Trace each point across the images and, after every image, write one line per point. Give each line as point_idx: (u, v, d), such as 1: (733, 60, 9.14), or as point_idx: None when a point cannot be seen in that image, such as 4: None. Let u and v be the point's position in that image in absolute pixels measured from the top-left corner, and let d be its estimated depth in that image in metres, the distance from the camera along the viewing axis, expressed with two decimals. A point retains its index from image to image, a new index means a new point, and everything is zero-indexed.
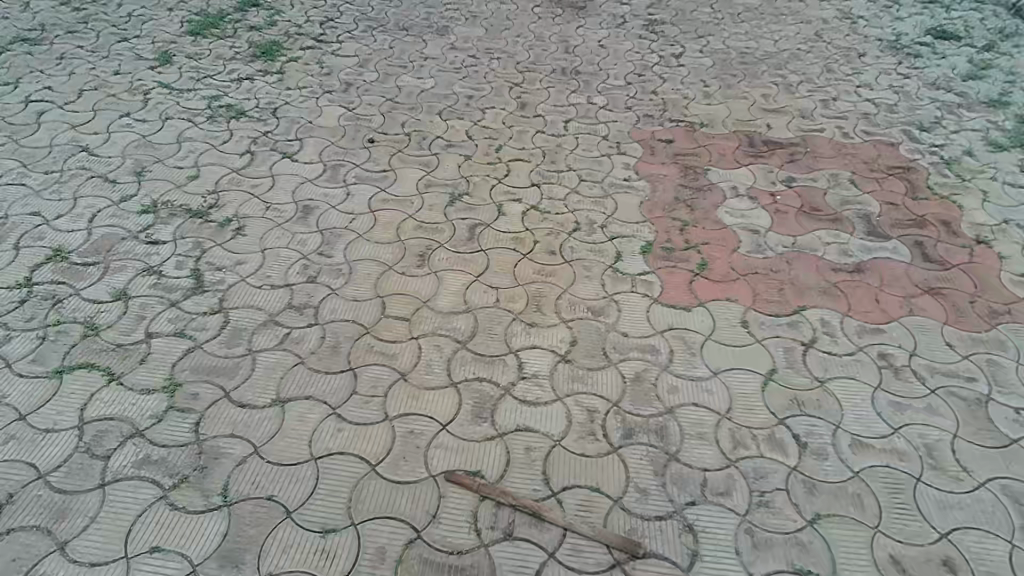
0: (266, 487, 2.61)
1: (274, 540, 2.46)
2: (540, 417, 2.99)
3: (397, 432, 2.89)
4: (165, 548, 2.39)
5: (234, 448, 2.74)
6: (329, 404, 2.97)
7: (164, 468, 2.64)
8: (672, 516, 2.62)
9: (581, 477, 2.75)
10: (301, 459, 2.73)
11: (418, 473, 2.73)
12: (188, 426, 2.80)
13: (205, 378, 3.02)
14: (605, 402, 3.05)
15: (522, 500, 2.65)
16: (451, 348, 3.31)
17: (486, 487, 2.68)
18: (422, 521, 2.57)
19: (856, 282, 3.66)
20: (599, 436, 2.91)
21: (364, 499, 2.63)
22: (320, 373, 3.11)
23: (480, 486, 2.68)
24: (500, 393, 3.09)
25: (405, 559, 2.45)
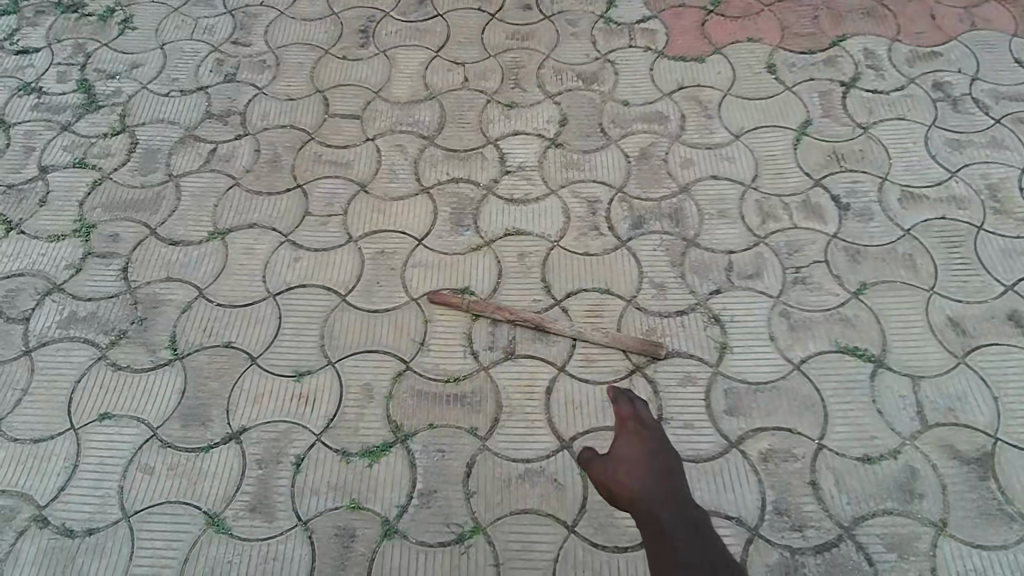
0: (220, 334, 2.28)
1: (241, 393, 2.15)
2: (532, 216, 2.53)
3: (365, 253, 2.47)
4: (115, 415, 2.10)
5: (175, 294, 2.38)
6: (278, 231, 2.53)
7: (95, 325, 2.30)
8: (695, 310, 2.25)
9: (587, 280, 2.36)
10: (255, 298, 2.37)
11: (395, 298, 2.36)
12: (114, 273, 2.43)
13: (121, 215, 2.57)
14: (608, 190, 2.55)
15: (521, 313, 2.27)
16: (416, 146, 2.74)
17: (477, 305, 2.30)
18: (410, 351, 2.24)
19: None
20: (604, 230, 2.46)
21: (339, 335, 2.28)
22: (262, 195, 2.64)
23: (471, 305, 2.30)
24: (482, 195, 2.60)
25: (397, 393, 2.14)
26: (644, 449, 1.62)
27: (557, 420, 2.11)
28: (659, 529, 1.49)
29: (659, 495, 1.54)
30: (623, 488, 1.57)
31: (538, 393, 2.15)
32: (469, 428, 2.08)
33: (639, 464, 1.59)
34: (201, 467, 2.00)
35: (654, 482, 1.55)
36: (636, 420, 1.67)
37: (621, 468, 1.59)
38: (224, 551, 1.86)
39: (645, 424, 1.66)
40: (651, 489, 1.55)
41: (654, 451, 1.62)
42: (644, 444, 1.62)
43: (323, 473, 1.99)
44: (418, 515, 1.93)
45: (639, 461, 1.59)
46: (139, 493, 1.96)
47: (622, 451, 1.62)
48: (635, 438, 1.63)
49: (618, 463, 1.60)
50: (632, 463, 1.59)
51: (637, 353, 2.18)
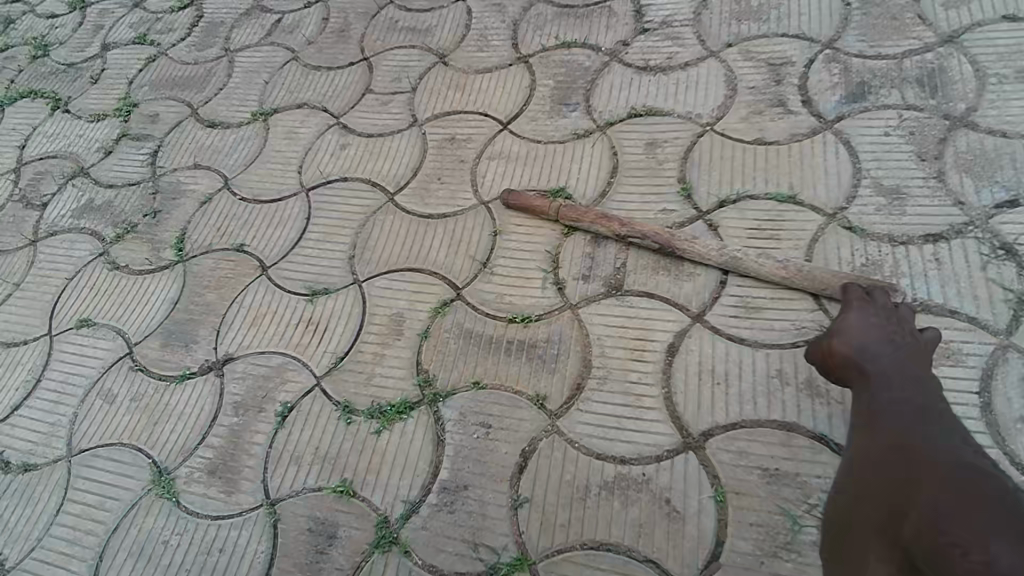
0: (234, 234, 1.72)
1: (239, 311, 1.57)
2: (676, 89, 1.65)
3: (430, 140, 1.76)
4: (96, 323, 1.64)
5: (198, 184, 1.88)
6: (329, 113, 1.92)
7: (107, 215, 1.87)
8: (964, 233, 1.29)
9: (757, 183, 1.45)
10: (285, 192, 1.78)
11: (458, 200, 1.62)
12: (143, 158, 1.99)
13: (166, 94, 2.14)
14: (806, 44, 1.63)
15: (638, 225, 1.42)
16: (520, 4, 1.97)
17: (571, 212, 1.48)
18: (467, 273, 1.50)
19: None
20: (794, 107, 1.54)
21: (375, 244, 1.60)
22: (320, 71, 2.04)
23: (561, 211, 1.49)
24: (603, 63, 1.76)
25: (437, 331, 1.42)
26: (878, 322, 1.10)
27: (682, 401, 1.25)
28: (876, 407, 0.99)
29: (891, 369, 1.02)
30: (838, 359, 1.09)
31: (656, 353, 1.31)
32: (534, 395, 1.30)
33: (867, 334, 1.08)
34: (168, 403, 1.46)
35: (880, 356, 1.04)
36: (869, 293, 1.16)
37: (836, 337, 1.10)
38: (164, 527, 1.30)
39: (883, 296, 1.14)
40: (879, 363, 1.04)
41: (893, 326, 1.09)
42: (876, 316, 1.10)
43: (312, 434, 1.34)
44: (433, 521, 1.21)
45: (867, 331, 1.08)
46: (91, 428, 1.46)
47: (843, 320, 1.12)
48: (863, 308, 1.13)
49: (832, 332, 1.12)
50: (855, 332, 1.09)
51: (838, 301, 1.27)
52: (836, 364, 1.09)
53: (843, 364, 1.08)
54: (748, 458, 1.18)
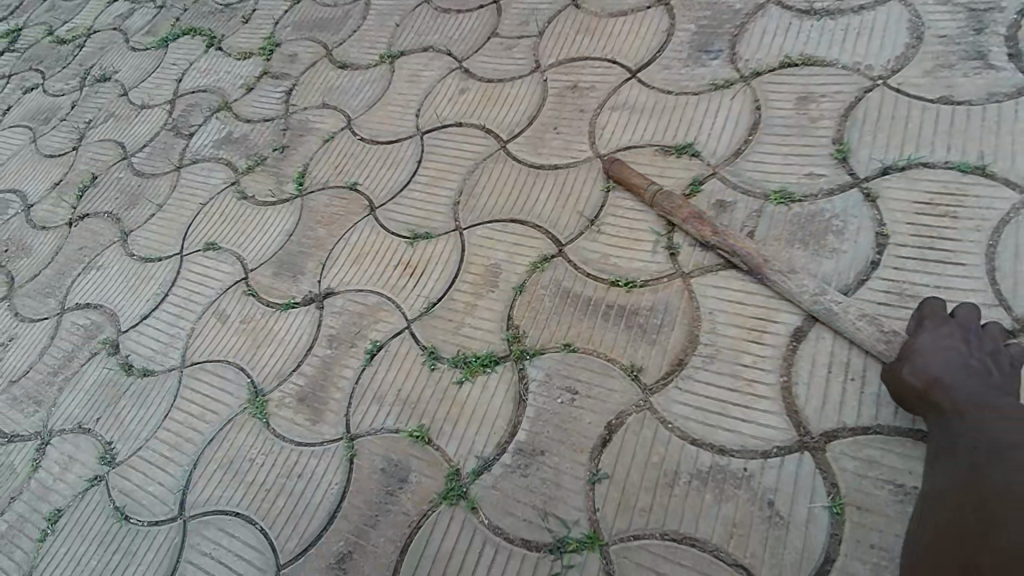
0: (350, 173, 1.74)
1: (344, 247, 1.59)
2: (841, 37, 1.41)
3: (551, 87, 1.65)
4: (220, 247, 1.73)
5: (323, 122, 1.92)
6: (453, 56, 1.87)
7: (242, 147, 1.97)
8: None
9: (934, 151, 1.21)
10: (402, 134, 1.76)
11: (573, 151, 1.51)
12: (279, 95, 2.06)
13: (307, 35, 2.20)
14: None
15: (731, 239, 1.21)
16: None
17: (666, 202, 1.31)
18: (573, 229, 1.39)
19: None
20: (997, 61, 1.26)
21: (481, 191, 1.54)
22: (450, 14, 1.99)
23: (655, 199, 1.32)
24: (756, 6, 1.55)
25: (533, 288, 1.33)
26: (952, 338, 0.98)
27: (803, 394, 1.07)
28: (962, 441, 0.89)
29: (981, 399, 0.92)
30: (917, 391, 0.96)
31: (778, 337, 1.13)
32: (630, 366, 1.18)
33: (943, 360, 0.96)
34: (272, 329, 1.51)
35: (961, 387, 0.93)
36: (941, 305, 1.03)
37: (911, 363, 0.98)
38: (252, 445, 1.34)
39: (967, 315, 1.00)
40: (965, 388, 0.93)
41: (967, 343, 0.97)
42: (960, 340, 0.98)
43: (396, 376, 1.32)
44: (504, 482, 1.14)
45: (948, 360, 0.96)
46: (203, 343, 1.55)
47: (919, 345, 1.00)
48: (936, 324, 1.00)
49: (904, 357, 1.00)
50: (942, 362, 0.96)
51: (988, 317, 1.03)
52: (907, 395, 0.98)
53: (915, 397, 0.97)
54: (878, 470, 0.99)
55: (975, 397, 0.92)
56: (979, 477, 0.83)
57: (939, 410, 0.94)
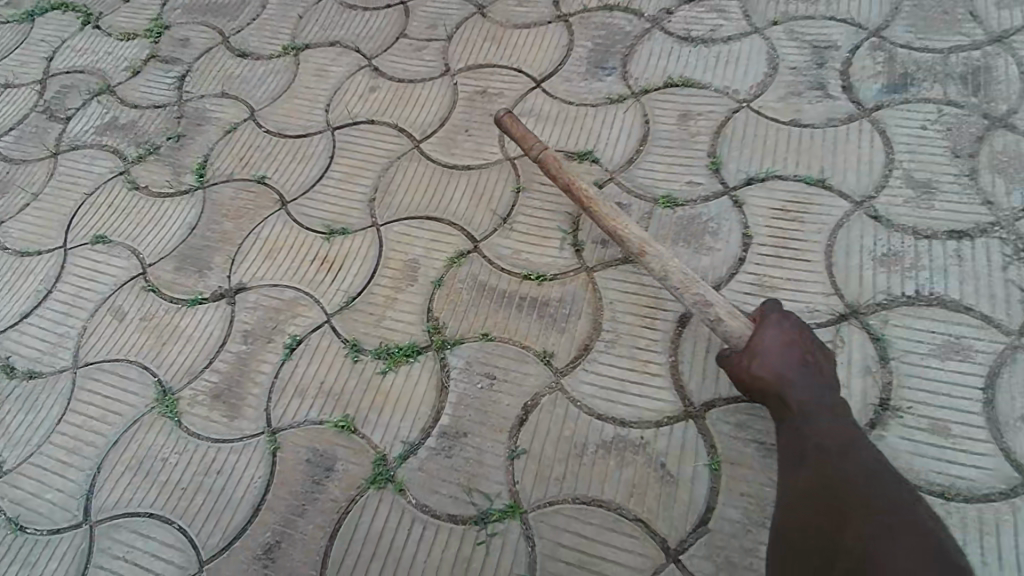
0: (257, 166, 1.72)
1: (256, 241, 1.58)
2: (714, 62, 1.62)
3: (461, 91, 1.75)
4: (110, 240, 1.64)
5: (222, 112, 1.87)
6: (361, 53, 1.90)
7: (129, 134, 1.87)
8: (988, 232, 1.28)
9: (788, 165, 1.43)
10: (311, 129, 1.77)
11: (484, 153, 1.61)
12: (170, 81, 1.97)
13: (199, 19, 2.11)
14: (853, 30, 1.57)
15: (603, 209, 1.28)
16: None
17: (551, 159, 1.38)
18: (486, 226, 1.49)
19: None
20: (834, 92, 1.50)
21: (397, 188, 1.60)
22: (356, 10, 2.01)
23: (543, 154, 1.39)
24: (644, 29, 1.73)
25: (451, 282, 1.42)
26: (791, 334, 1.13)
27: (688, 371, 1.25)
28: (806, 435, 1.05)
29: (812, 393, 1.08)
30: (763, 383, 1.11)
31: (667, 324, 1.31)
32: (542, 352, 1.31)
33: (782, 354, 1.11)
34: (177, 325, 1.47)
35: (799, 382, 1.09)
36: (779, 305, 1.17)
37: (758, 359, 1.11)
38: (164, 444, 1.32)
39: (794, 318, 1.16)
40: (802, 380, 1.09)
41: (803, 340, 1.13)
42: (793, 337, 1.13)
43: (317, 369, 1.36)
44: (430, 464, 1.23)
45: (786, 356, 1.11)
46: (98, 341, 1.47)
47: (762, 339, 1.12)
48: (778, 319, 1.14)
49: (751, 349, 1.12)
50: (781, 359, 1.10)
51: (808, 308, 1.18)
52: (755, 384, 1.11)
53: (763, 387, 1.11)
54: (747, 432, 1.18)
55: (808, 391, 1.08)
56: (827, 474, 0.98)
57: (781, 400, 1.09)
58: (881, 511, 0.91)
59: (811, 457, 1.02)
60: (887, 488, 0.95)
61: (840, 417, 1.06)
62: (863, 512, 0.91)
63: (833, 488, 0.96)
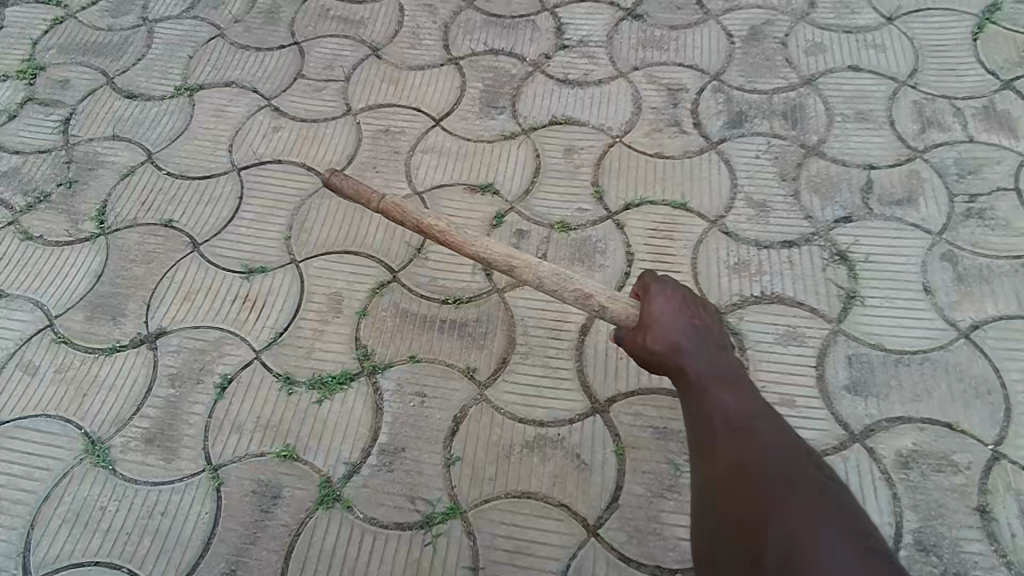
0: (162, 210, 1.73)
1: (172, 285, 1.60)
2: (590, 102, 1.87)
3: (365, 130, 1.87)
4: (9, 295, 1.61)
5: (116, 155, 1.85)
6: (260, 93, 1.95)
7: (15, 183, 1.81)
8: (811, 241, 1.54)
9: (657, 191, 1.69)
10: (216, 171, 1.80)
11: (394, 190, 1.76)
12: (55, 125, 1.93)
13: (80, 60, 2.07)
14: (698, 75, 1.86)
15: (456, 237, 1.30)
16: (450, 8, 2.10)
17: (391, 206, 1.36)
18: (403, 257, 1.63)
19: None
20: (687, 128, 1.78)
21: (313, 225, 1.69)
22: (249, 51, 2.06)
23: (387, 206, 1.36)
24: (527, 72, 1.95)
25: (375, 311, 1.55)
26: (677, 300, 1.20)
27: (592, 373, 1.46)
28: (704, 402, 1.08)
29: (707, 364, 1.13)
30: (658, 353, 1.16)
31: (570, 333, 1.51)
32: (465, 368, 1.47)
33: (672, 322, 1.17)
34: (97, 375, 1.47)
35: (693, 348, 1.15)
36: (664, 278, 1.24)
37: (651, 332, 1.17)
38: (101, 493, 1.33)
39: (682, 291, 1.22)
40: (695, 349, 1.15)
41: (690, 306, 1.20)
42: (681, 309, 1.19)
43: (252, 404, 1.43)
44: (374, 479, 1.35)
45: (677, 327, 1.17)
46: (12, 399, 1.45)
47: (652, 314, 1.19)
48: (662, 289, 1.21)
49: (646, 325, 1.18)
50: (671, 330, 1.16)
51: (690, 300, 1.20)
52: (652, 356, 1.17)
53: (660, 357, 1.17)
54: (643, 419, 1.41)
55: (703, 362, 1.13)
56: (726, 442, 1.00)
57: (677, 369, 1.14)
58: (774, 469, 0.93)
59: (713, 424, 1.04)
60: (784, 447, 0.98)
61: (740, 388, 1.10)
62: (766, 481, 0.92)
63: (732, 457, 0.98)
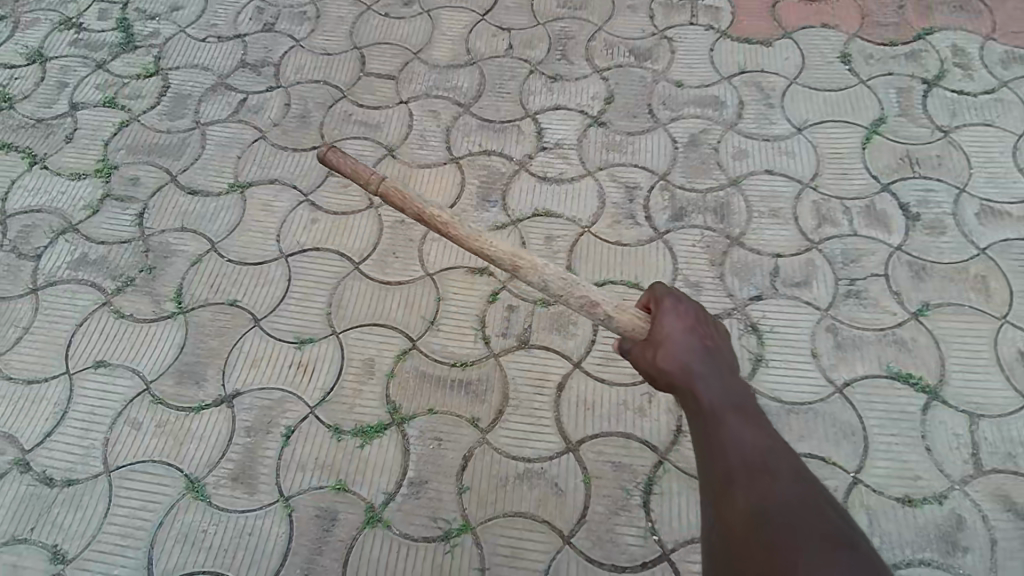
0: (227, 292, 2.18)
1: (240, 354, 2.06)
2: (564, 197, 2.35)
3: (385, 220, 2.32)
4: (111, 364, 2.05)
5: (186, 244, 2.30)
6: (299, 189, 2.41)
7: (103, 269, 2.25)
8: (731, 315, 2.03)
9: (616, 272, 2.18)
10: (267, 258, 2.26)
11: (410, 271, 2.20)
12: (131, 218, 2.36)
13: (145, 160, 2.50)
14: (649, 175, 2.35)
15: (461, 231, 1.55)
16: (450, 113, 2.57)
17: (391, 190, 1.60)
18: (420, 328, 2.10)
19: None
20: (640, 220, 2.27)
21: (348, 303, 2.15)
22: (287, 151, 2.51)
23: (386, 190, 1.60)
24: (514, 170, 2.42)
25: (400, 373, 2.01)
26: (687, 321, 1.35)
27: (567, 420, 1.94)
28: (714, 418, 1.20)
29: (714, 382, 1.25)
30: (669, 370, 1.29)
31: (550, 388, 1.99)
32: (471, 417, 1.94)
33: (682, 339, 1.32)
34: (189, 429, 1.92)
35: (702, 368, 1.27)
36: (675, 293, 1.40)
37: (664, 350, 1.32)
38: (201, 519, 1.79)
39: (693, 312, 1.37)
40: (704, 368, 1.26)
41: (702, 328, 1.34)
42: (693, 330, 1.33)
43: (311, 449, 1.88)
44: (406, 504, 1.82)
45: (687, 347, 1.30)
46: (124, 448, 1.90)
47: (664, 332, 1.34)
48: (675, 306, 1.36)
49: (659, 343, 1.33)
50: (682, 349, 1.30)
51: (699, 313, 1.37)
52: (664, 374, 1.31)
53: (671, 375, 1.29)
54: (603, 455, 1.89)
55: (711, 380, 1.25)
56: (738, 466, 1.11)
57: (688, 391, 1.25)
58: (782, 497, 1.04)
59: (724, 448, 1.15)
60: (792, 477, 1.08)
61: (750, 414, 1.20)
62: (775, 508, 1.02)
63: (743, 480, 1.08)
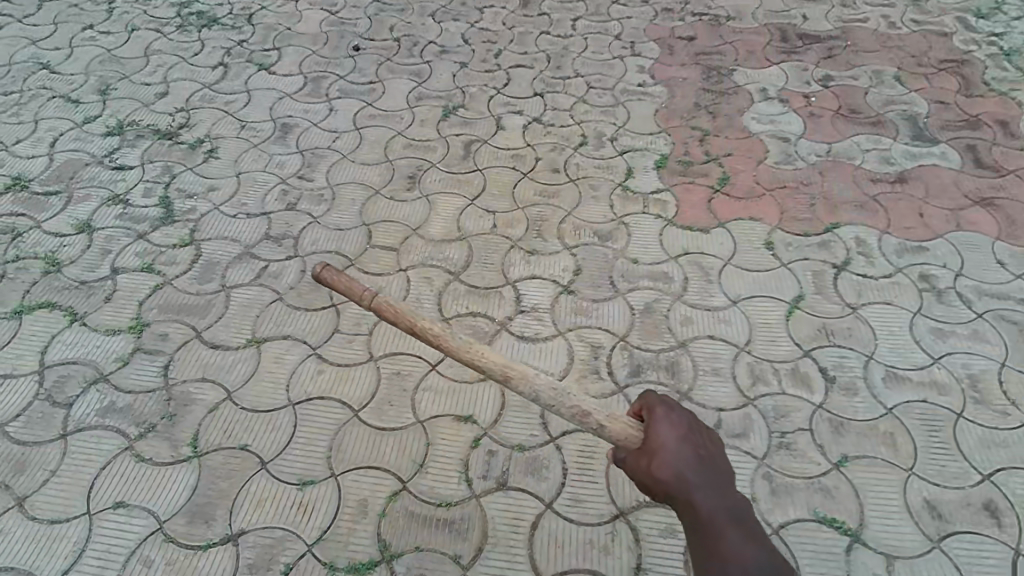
0: (239, 437, 2.46)
1: (247, 494, 2.30)
2: (539, 354, 2.74)
3: (383, 370, 2.67)
4: (129, 505, 2.27)
5: (204, 393, 2.60)
6: (308, 343, 2.78)
7: (128, 416, 2.53)
8: None
9: None
10: (277, 406, 2.56)
11: (403, 417, 2.52)
12: (157, 369, 2.68)
13: (174, 318, 2.88)
14: (610, 337, 2.77)
15: (455, 343, 1.81)
16: (442, 280, 3.02)
17: (383, 305, 1.87)
18: (410, 471, 2.36)
19: (852, 144, 3.50)
20: (603, 376, 2.64)
21: (347, 447, 2.43)
22: (300, 311, 2.91)
23: (376, 304, 1.87)
24: (495, 330, 2.83)
25: (390, 513, 2.25)
26: (679, 429, 1.57)
27: (539, 557, 2.17)
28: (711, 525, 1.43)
29: (707, 489, 1.48)
30: (665, 480, 1.51)
31: (524, 527, 2.23)
32: (453, 554, 2.17)
33: (676, 449, 1.54)
34: (196, 567, 2.13)
35: (696, 476, 1.49)
36: (666, 402, 1.63)
37: (661, 462, 1.53)
38: None
39: (682, 420, 1.59)
40: (697, 476, 1.49)
41: (692, 436, 1.56)
42: (685, 439, 1.55)
43: None
44: None
45: (682, 456, 1.52)
46: None
47: (661, 442, 1.55)
48: (667, 416, 1.59)
49: (655, 453, 1.55)
50: (677, 459, 1.52)
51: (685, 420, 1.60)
52: (661, 483, 1.52)
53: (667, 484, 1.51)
54: None
55: (704, 488, 1.48)
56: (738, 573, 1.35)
57: (686, 499, 1.48)
58: None
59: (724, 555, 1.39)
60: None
61: (742, 522, 1.44)
62: None
63: None
